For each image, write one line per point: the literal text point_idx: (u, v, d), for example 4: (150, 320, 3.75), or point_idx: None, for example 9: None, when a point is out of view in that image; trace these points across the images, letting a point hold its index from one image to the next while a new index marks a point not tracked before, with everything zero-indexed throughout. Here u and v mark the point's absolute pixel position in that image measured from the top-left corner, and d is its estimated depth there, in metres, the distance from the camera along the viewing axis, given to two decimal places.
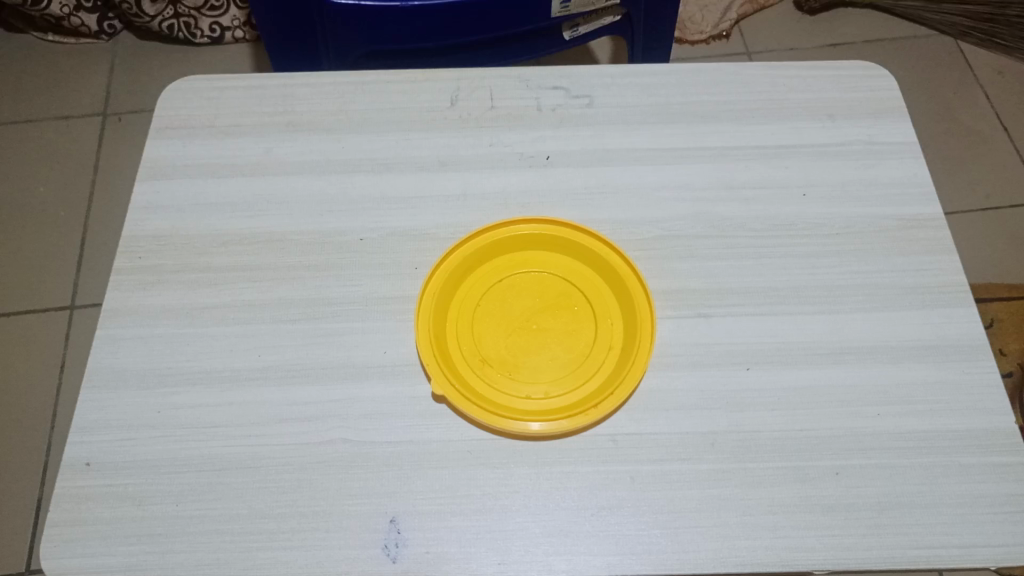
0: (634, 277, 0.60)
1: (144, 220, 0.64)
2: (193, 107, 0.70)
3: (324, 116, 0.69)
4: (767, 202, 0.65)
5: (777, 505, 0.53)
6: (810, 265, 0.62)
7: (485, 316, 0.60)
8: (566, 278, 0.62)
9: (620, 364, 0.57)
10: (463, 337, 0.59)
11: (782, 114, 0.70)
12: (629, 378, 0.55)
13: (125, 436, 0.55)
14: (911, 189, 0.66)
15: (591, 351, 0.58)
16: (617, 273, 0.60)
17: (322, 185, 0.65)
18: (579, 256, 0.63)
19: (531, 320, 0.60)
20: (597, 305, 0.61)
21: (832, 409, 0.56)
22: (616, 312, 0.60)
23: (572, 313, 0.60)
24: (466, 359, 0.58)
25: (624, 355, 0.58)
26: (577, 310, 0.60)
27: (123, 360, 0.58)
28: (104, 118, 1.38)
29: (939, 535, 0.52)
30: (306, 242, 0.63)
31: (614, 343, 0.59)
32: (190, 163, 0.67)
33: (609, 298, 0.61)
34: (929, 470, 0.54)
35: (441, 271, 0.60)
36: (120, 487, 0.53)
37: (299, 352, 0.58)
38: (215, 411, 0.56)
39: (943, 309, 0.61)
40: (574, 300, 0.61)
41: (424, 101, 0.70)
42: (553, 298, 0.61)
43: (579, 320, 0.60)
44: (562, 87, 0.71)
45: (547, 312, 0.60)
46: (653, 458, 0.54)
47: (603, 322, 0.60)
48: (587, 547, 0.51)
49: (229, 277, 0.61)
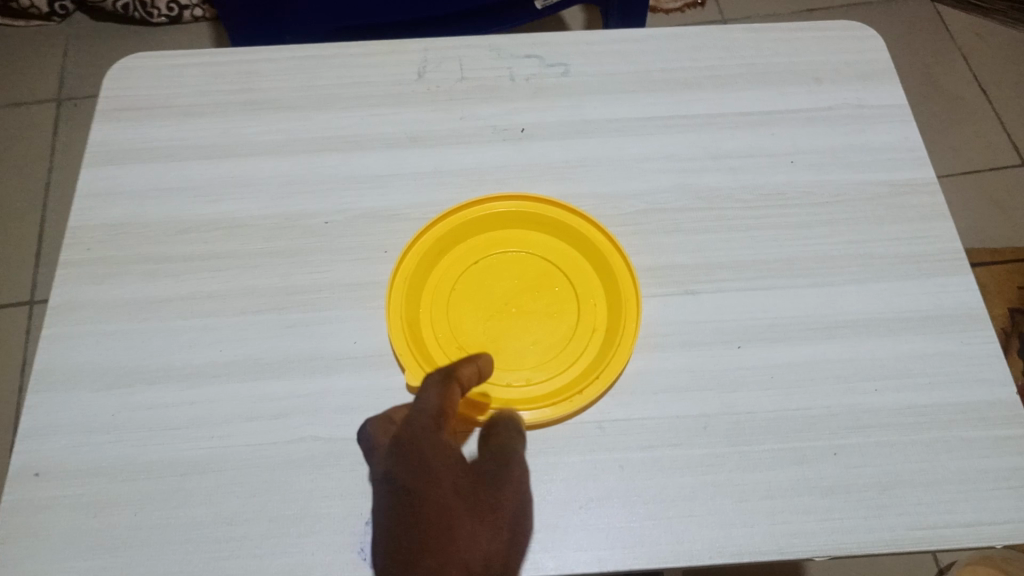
0: (617, 253, 0.56)
1: (94, 209, 0.60)
2: (144, 86, 0.65)
3: (284, 92, 0.65)
4: (753, 171, 0.62)
5: (774, 490, 0.50)
6: (800, 235, 0.60)
7: (462, 299, 0.57)
8: (547, 257, 0.59)
9: (604, 349, 0.54)
10: (438, 322, 0.56)
11: (767, 78, 0.67)
12: (615, 362, 0.52)
13: (79, 441, 0.51)
14: (902, 153, 0.64)
15: (574, 334, 0.56)
16: (600, 249, 0.57)
17: (284, 166, 0.61)
18: (558, 232, 0.60)
19: (509, 303, 0.57)
20: (579, 285, 0.58)
21: (827, 386, 0.54)
22: (600, 292, 0.58)
23: (553, 294, 0.57)
24: (441, 346, 0.55)
25: (608, 340, 0.55)
26: (559, 292, 0.57)
27: (75, 360, 0.54)
28: (61, 104, 1.32)
29: (942, 515, 0.50)
30: (269, 226, 0.59)
31: (598, 325, 0.56)
32: (144, 146, 0.63)
33: (591, 278, 0.58)
34: (931, 446, 0.52)
35: (414, 251, 0.56)
36: (74, 496, 0.49)
37: (265, 345, 0.54)
38: (176, 410, 0.52)
39: (939, 277, 0.58)
40: (554, 280, 0.58)
41: (391, 74, 0.66)
42: (532, 278, 0.58)
43: (561, 300, 0.57)
44: (536, 55, 0.67)
45: (527, 293, 0.57)
46: (642, 445, 0.51)
47: (586, 303, 0.57)
48: (575, 543, 0.49)
49: (187, 267, 0.57)
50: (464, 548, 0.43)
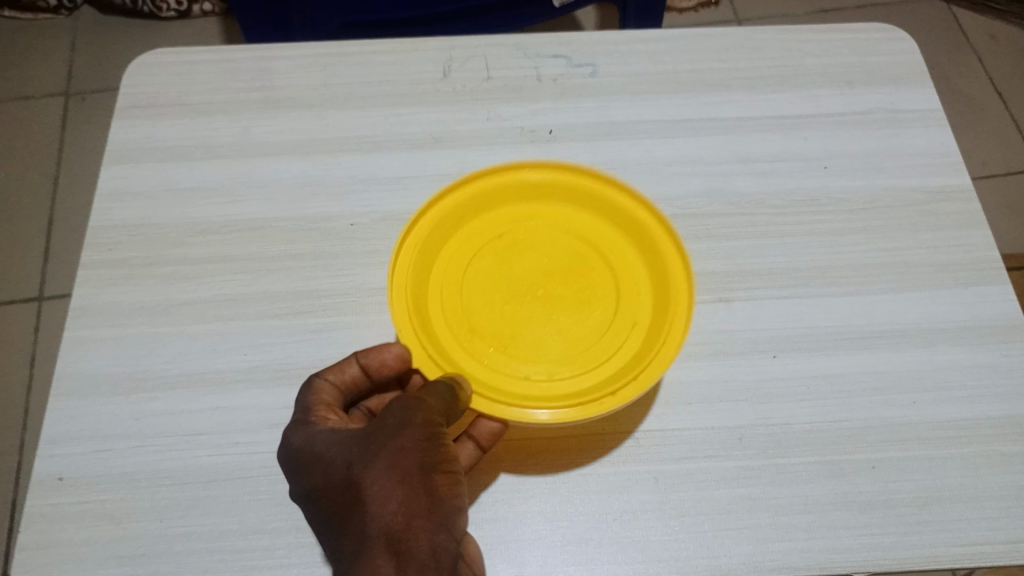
0: (668, 237, 0.54)
1: (112, 210, 0.58)
2: (162, 84, 0.64)
3: (305, 91, 0.64)
4: (785, 175, 0.61)
5: (811, 504, 0.49)
6: (835, 243, 0.58)
7: (476, 283, 0.55)
8: (579, 245, 0.57)
9: (645, 345, 0.52)
10: (447, 305, 0.53)
11: (798, 80, 0.65)
12: (659, 360, 0.48)
13: (100, 447, 0.50)
14: (936, 159, 0.63)
15: (612, 329, 0.53)
16: (647, 229, 0.55)
17: (307, 167, 0.60)
18: (594, 207, 0.58)
19: (535, 289, 0.54)
20: (621, 277, 0.55)
21: (865, 397, 0.52)
22: (642, 288, 0.55)
23: (586, 284, 0.55)
24: (451, 330, 0.52)
25: (651, 335, 0.52)
26: (591, 283, 0.55)
27: (94, 364, 0.52)
28: (68, 98, 1.31)
29: (984, 531, 0.49)
30: (292, 229, 0.58)
31: (639, 320, 0.53)
32: (162, 145, 0.61)
33: (634, 268, 0.55)
34: (970, 461, 0.51)
35: (428, 216, 0.54)
36: (95, 504, 0.48)
37: (288, 350, 0.53)
38: (198, 417, 0.51)
39: (976, 287, 0.57)
40: (588, 269, 0.55)
41: (415, 73, 0.65)
42: (562, 266, 0.55)
43: (598, 295, 0.54)
44: (561, 54, 0.66)
45: (555, 279, 0.55)
46: (676, 456, 0.50)
47: (625, 301, 0.54)
48: (610, 556, 0.47)
49: (208, 269, 0.56)
50: (379, 505, 0.41)
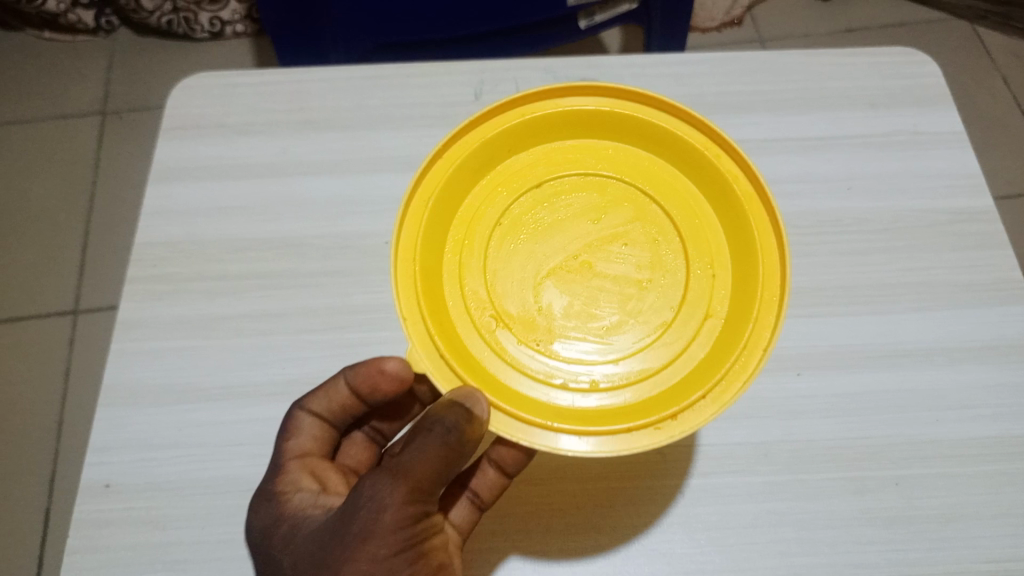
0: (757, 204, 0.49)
1: (155, 227, 0.61)
2: (203, 105, 0.66)
3: (340, 112, 0.65)
4: (809, 197, 0.62)
5: (835, 519, 0.50)
6: (859, 263, 0.59)
7: (506, 239, 0.53)
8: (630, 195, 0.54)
9: (720, 336, 0.49)
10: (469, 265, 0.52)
11: (823, 102, 0.67)
12: (732, 376, 0.44)
13: (146, 456, 0.52)
14: (960, 180, 0.63)
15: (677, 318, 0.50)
16: (730, 196, 0.50)
17: (343, 187, 0.62)
18: (669, 151, 0.53)
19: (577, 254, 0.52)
20: (691, 244, 0.52)
21: (890, 415, 0.53)
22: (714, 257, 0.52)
23: (649, 249, 0.52)
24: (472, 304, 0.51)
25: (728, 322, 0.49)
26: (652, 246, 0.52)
27: (139, 376, 0.54)
28: (104, 117, 1.34)
29: (1007, 548, 0.50)
30: (329, 247, 0.60)
31: (712, 309, 0.50)
32: (204, 164, 0.63)
33: (714, 235, 0.52)
34: (995, 479, 0.51)
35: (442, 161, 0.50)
36: (141, 510, 0.50)
37: (326, 364, 0.55)
38: (239, 428, 0.53)
39: (1001, 307, 0.58)
40: (650, 231, 0.53)
41: (447, 95, 0.66)
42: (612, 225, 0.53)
43: (664, 266, 0.52)
44: (590, 77, 0.68)
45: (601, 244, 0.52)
46: (702, 471, 0.51)
47: (695, 267, 0.51)
48: (636, 567, 0.49)
49: (248, 285, 0.58)
50: None
